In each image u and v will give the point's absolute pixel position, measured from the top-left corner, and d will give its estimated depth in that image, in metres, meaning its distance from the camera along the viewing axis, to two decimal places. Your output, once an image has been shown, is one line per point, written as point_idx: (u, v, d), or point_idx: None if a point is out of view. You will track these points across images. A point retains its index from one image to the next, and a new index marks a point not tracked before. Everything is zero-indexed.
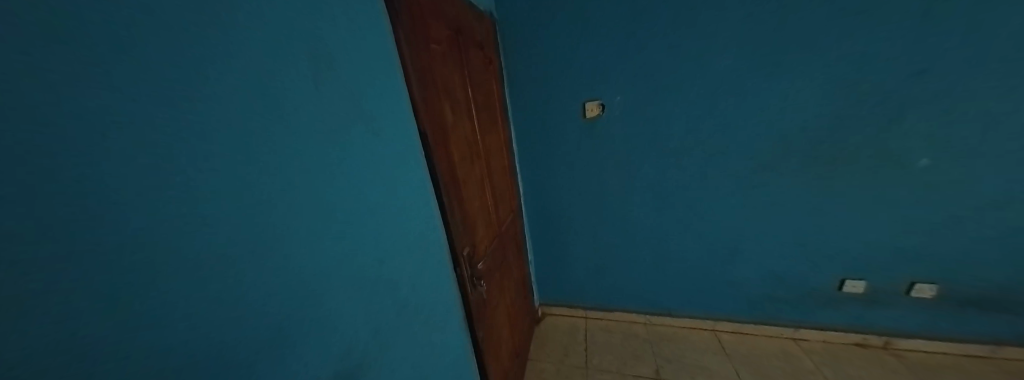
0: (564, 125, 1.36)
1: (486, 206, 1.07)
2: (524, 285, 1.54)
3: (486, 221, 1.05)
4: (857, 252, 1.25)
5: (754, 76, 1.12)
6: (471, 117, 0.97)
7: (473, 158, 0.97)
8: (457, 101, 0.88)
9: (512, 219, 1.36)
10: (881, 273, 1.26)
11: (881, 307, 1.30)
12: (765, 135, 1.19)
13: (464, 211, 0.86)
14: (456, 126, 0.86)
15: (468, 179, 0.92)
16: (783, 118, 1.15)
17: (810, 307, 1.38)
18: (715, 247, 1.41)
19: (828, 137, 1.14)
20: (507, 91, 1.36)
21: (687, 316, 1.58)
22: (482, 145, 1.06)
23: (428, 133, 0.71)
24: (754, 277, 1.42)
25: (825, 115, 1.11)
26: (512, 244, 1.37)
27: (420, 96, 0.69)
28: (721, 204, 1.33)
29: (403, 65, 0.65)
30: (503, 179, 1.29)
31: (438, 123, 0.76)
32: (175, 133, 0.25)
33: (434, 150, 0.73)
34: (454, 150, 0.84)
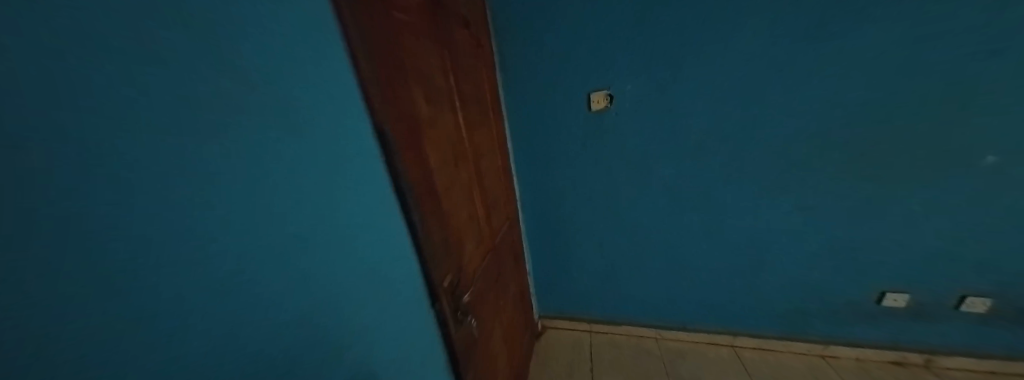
0: (566, 118, 1.18)
1: (476, 217, 0.89)
2: (523, 300, 1.38)
3: (477, 235, 0.89)
4: (898, 260, 1.11)
5: (790, 59, 0.96)
6: (454, 110, 0.79)
7: (458, 161, 0.79)
8: (434, 91, 0.70)
9: (507, 229, 1.18)
10: (927, 285, 1.11)
11: (925, 322, 1.15)
12: (801, 129, 1.03)
13: (445, 230, 0.68)
14: (433, 122, 0.68)
15: (452, 188, 0.74)
16: (821, 109, 1.00)
17: (845, 322, 1.23)
18: (736, 255, 1.26)
19: (873, 130, 0.99)
20: (501, 80, 1.17)
21: (703, 330, 1.44)
22: (470, 144, 0.89)
23: (391, 132, 0.53)
24: (779, 288, 1.27)
25: (871, 105, 0.96)
26: (512, 254, 1.23)
27: (380, 82, 0.51)
28: (746, 207, 1.18)
29: (351, 33, 0.45)
30: (498, 183, 1.11)
31: (408, 117, 0.58)
32: (67, 140, 0.16)
33: (398, 154, 0.54)
34: (431, 153, 0.65)
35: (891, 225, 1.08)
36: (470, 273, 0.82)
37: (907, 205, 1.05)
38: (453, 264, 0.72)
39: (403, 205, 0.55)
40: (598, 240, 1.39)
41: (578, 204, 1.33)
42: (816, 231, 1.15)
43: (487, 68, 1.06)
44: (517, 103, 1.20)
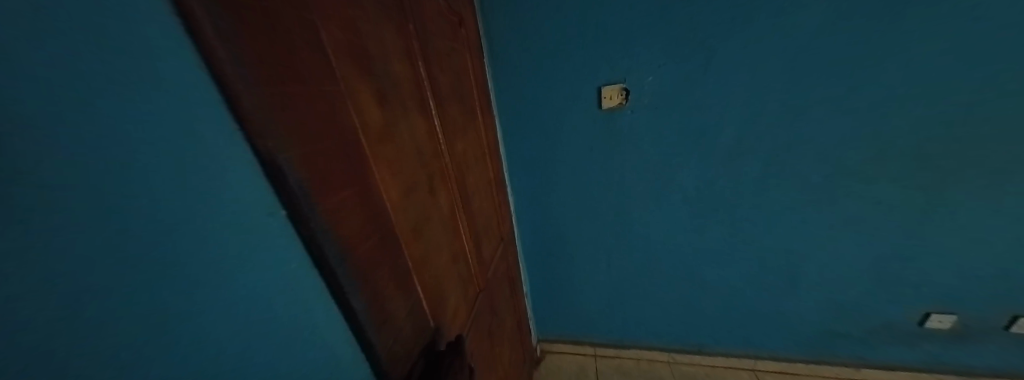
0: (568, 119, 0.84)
1: (460, 255, 0.68)
2: (519, 339, 1.15)
3: (462, 278, 0.67)
4: (951, 280, 0.97)
5: (857, 43, 0.74)
6: (424, 114, 0.57)
7: (431, 187, 0.56)
8: (389, 86, 0.47)
9: (501, 256, 0.96)
10: (979, 307, 0.98)
11: (969, 344, 1.04)
12: (861, 132, 0.83)
13: (413, 292, 0.47)
14: (389, 136, 0.45)
15: (422, 228, 0.52)
16: (889, 107, 0.79)
17: (878, 343, 1.11)
18: (764, 274, 1.10)
19: (950, 133, 0.79)
20: (488, 67, 0.95)
21: (720, 352, 1.29)
22: (450, 159, 0.66)
23: (308, 164, 0.30)
24: (810, 309, 1.12)
25: (953, 101, 0.76)
26: (505, 288, 1.00)
27: (276, 73, 0.28)
28: (782, 223, 1.00)
29: None
30: (488, 202, 0.89)
31: (338, 134, 0.35)
32: None
33: (324, 202, 0.31)
34: (382, 184, 0.42)
35: (952, 244, 0.92)
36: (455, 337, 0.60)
37: (974, 220, 0.88)
38: (428, 338, 0.51)
39: (340, 286, 0.33)
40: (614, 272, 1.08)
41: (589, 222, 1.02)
42: (863, 249, 0.98)
43: (470, 54, 0.82)
44: (510, 97, 0.98)
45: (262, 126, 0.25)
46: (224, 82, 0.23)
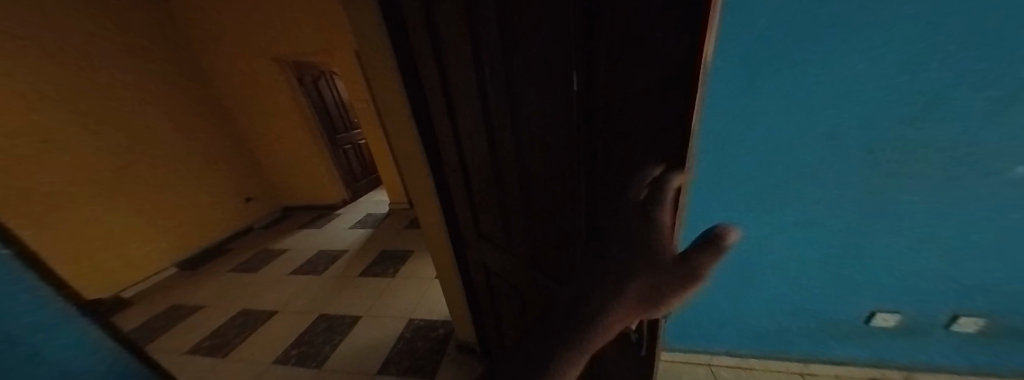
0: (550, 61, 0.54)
1: (486, 240, 1.01)
2: (485, 298, 1.22)
3: (486, 252, 1.03)
4: (898, 284, 0.95)
5: (816, 28, 0.68)
6: (487, 72, 0.67)
7: (460, 181, 0.97)
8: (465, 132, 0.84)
9: (479, 226, 1.02)
10: (922, 308, 0.97)
11: (910, 341, 1.05)
12: (825, 130, 0.77)
13: (460, 220, 1.11)
14: (450, 154, 0.94)
15: (457, 195, 1.03)
16: (851, 105, 0.73)
17: (827, 340, 1.12)
18: (722, 274, 1.08)
19: (915, 132, 0.73)
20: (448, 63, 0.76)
21: (680, 347, 1.31)
22: (460, 121, 0.83)
23: (439, 164, 1.03)
24: (763, 309, 1.12)
25: (915, 99, 0.70)
26: (481, 252, 1.07)
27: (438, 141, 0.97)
28: (748, 222, 0.95)
29: (420, 113, 0.95)
30: (490, 181, 0.84)
31: (443, 97, 0.83)
32: None
33: (443, 175, 1.05)
34: (445, 169, 1.02)
35: (900, 249, 0.89)
36: (463, 248, 1.19)
37: (931, 224, 0.84)
38: (466, 246, 1.15)
39: (444, 197, 1.10)
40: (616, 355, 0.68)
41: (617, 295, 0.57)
42: (824, 253, 0.95)
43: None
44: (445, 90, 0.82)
45: (436, 157, 1.02)
46: (427, 143, 1.00)
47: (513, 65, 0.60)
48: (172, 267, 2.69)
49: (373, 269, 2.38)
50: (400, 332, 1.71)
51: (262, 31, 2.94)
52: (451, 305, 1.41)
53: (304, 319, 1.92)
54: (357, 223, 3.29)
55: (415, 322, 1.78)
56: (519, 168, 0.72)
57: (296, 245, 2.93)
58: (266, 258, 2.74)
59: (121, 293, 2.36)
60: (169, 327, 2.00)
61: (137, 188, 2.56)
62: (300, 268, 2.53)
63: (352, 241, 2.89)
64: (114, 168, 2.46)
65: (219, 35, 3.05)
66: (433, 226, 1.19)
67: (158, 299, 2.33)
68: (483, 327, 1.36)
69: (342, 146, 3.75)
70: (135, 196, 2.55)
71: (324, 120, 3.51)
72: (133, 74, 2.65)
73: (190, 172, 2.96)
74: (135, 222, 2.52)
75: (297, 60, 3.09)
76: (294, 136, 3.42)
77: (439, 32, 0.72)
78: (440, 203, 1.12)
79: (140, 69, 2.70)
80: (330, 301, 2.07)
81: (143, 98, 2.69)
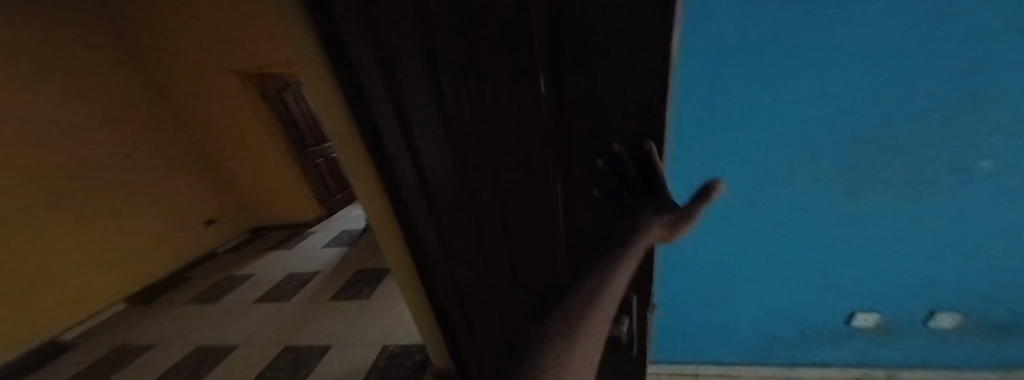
0: (511, 58, 0.42)
1: (457, 262, 0.91)
2: (461, 325, 1.12)
3: (458, 275, 0.93)
4: (874, 283, 0.93)
5: (800, 20, 0.61)
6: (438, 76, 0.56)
7: (421, 201, 0.88)
8: (420, 150, 0.75)
9: (446, 246, 0.92)
10: (899, 306, 0.96)
11: (891, 338, 1.03)
12: (808, 128, 0.72)
13: (424, 243, 1.00)
14: (406, 175, 0.85)
15: (421, 216, 0.93)
16: (834, 103, 0.68)
17: (812, 343, 1.09)
18: (703, 284, 1.03)
19: (897, 127, 0.68)
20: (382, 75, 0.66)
21: (665, 360, 1.26)
22: (412, 136, 0.72)
23: (394, 187, 0.92)
24: (745, 316, 1.08)
25: (900, 91, 0.64)
26: (450, 273, 0.97)
27: (389, 162, 0.87)
28: (731, 225, 0.90)
29: (363, 133, 0.84)
30: (456, 200, 0.75)
31: (387, 113, 0.74)
32: None
33: (399, 197, 0.94)
34: (401, 190, 0.92)
35: (871, 249, 0.87)
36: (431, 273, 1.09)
37: (907, 222, 0.81)
38: (435, 271, 1.05)
39: (404, 221, 0.99)
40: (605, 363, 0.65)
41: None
42: (805, 256, 0.91)
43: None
44: (385, 105, 0.72)
45: (391, 180, 0.91)
46: (378, 165, 0.90)
47: (462, 64, 0.50)
48: (121, 302, 2.43)
49: (348, 290, 2.24)
50: (374, 361, 1.59)
51: (222, 41, 2.77)
52: (425, 331, 1.30)
53: (269, 353, 1.75)
54: (332, 240, 3.12)
55: (391, 348, 1.65)
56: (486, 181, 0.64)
57: (264, 269, 2.72)
58: (230, 285, 2.53)
59: (60, 337, 2.11)
60: (114, 373, 1.78)
61: (81, 217, 2.32)
62: (268, 294, 2.34)
63: (326, 261, 2.72)
64: (59, 194, 2.22)
65: (174, 47, 2.85)
66: (398, 250, 1.09)
67: (103, 340, 2.09)
68: (462, 355, 1.25)
69: (314, 160, 3.55)
70: (80, 225, 2.31)
71: (293, 134, 3.31)
72: (74, 90, 2.40)
73: (142, 195, 2.71)
74: (76, 256, 2.26)
75: (259, 71, 2.92)
76: (260, 151, 3.21)
77: (369, 42, 0.63)
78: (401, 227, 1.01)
79: (82, 84, 2.45)
80: (300, 330, 1.91)
81: (87, 116, 2.44)
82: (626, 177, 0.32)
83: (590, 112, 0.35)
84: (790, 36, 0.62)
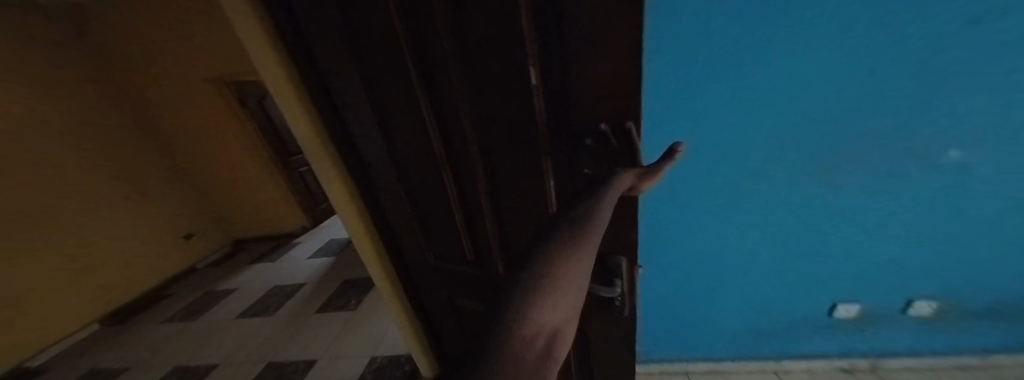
0: (495, 52, 0.42)
1: (438, 267, 0.87)
2: (448, 331, 1.09)
3: (441, 279, 0.90)
4: (854, 274, 0.94)
5: (772, 15, 0.60)
6: (413, 78, 0.54)
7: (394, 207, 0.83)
8: (389, 153, 0.71)
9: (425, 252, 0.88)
10: (878, 296, 0.97)
11: (873, 328, 1.04)
12: (786, 122, 0.71)
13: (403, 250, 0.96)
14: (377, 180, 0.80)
15: (394, 224, 0.87)
16: (808, 94, 0.67)
17: (797, 336, 1.10)
18: (689, 281, 1.03)
19: (872, 118, 0.68)
20: (341, 76, 0.62)
21: (655, 358, 1.25)
22: (381, 138, 0.69)
23: (369, 191, 0.89)
24: (732, 312, 1.08)
25: (874, 82, 0.64)
26: (435, 282, 0.93)
27: (361, 167, 0.83)
28: (717, 222, 0.89)
29: (332, 137, 0.80)
30: (432, 200, 0.72)
31: (351, 117, 0.69)
32: None
33: (376, 202, 0.90)
34: (375, 196, 0.88)
35: (849, 241, 0.88)
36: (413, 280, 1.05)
37: (881, 213, 0.82)
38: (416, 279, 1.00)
39: (384, 224, 0.95)
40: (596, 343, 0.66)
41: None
42: (788, 248, 0.92)
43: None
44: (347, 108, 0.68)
45: (365, 184, 0.88)
46: (350, 170, 0.86)
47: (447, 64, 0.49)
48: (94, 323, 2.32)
49: (334, 302, 2.18)
50: (361, 373, 1.54)
51: (198, 50, 2.69)
52: (411, 341, 1.26)
53: (251, 371, 1.68)
54: (319, 250, 3.04)
55: (378, 359, 1.60)
56: (467, 174, 0.63)
57: (247, 283, 2.64)
58: (211, 301, 2.44)
59: (27, 363, 1.99)
60: None
61: (47, 236, 2.19)
62: (251, 308, 2.26)
63: (312, 272, 2.65)
64: (21, 213, 2.10)
65: (148, 56, 2.76)
66: (375, 260, 1.04)
67: (74, 364, 1.99)
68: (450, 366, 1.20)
69: (299, 169, 3.47)
70: (47, 245, 2.19)
71: (275, 142, 3.23)
72: (42, 100, 2.29)
73: (116, 210, 2.60)
74: (44, 277, 2.14)
75: (238, 79, 2.85)
76: (240, 161, 3.11)
77: (324, 40, 0.58)
78: (379, 233, 0.97)
79: (47, 95, 2.34)
80: (283, 345, 1.85)
81: (54, 128, 2.33)
82: (612, 148, 0.42)
83: (577, 80, 0.40)
84: (764, 33, 0.62)
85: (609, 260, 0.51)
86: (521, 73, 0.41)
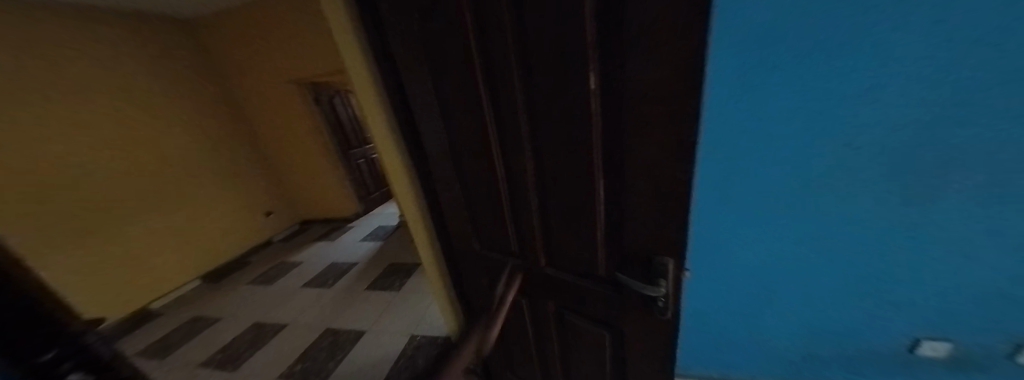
0: (557, 59, 0.47)
1: (481, 256, 0.94)
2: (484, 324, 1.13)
3: (484, 267, 0.96)
4: (944, 308, 0.82)
5: (847, 15, 0.63)
6: (477, 82, 0.61)
7: (447, 197, 0.91)
8: (448, 148, 0.78)
9: (470, 241, 0.95)
10: (977, 337, 0.84)
11: (969, 374, 0.90)
12: (864, 124, 0.69)
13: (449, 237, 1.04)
14: (433, 171, 0.89)
15: (445, 212, 0.96)
16: (891, 95, 0.65)
17: (867, 371, 0.98)
18: (741, 291, 0.99)
19: (971, 120, 0.63)
20: (414, 77, 0.72)
21: (695, 372, 1.20)
22: (442, 134, 0.77)
23: (425, 182, 0.98)
24: (788, 331, 1.00)
25: (976, 86, 0.60)
26: (477, 270, 1.00)
27: (421, 159, 0.93)
28: (780, 227, 0.86)
29: (400, 130, 0.92)
30: (483, 192, 0.78)
31: (418, 115, 0.79)
32: None
33: (428, 192, 0.99)
34: (431, 185, 0.97)
35: (938, 268, 0.78)
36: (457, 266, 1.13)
37: (995, 240, 0.71)
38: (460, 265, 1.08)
39: (434, 214, 1.04)
40: (635, 342, 0.66)
41: (628, 257, 0.56)
42: (866, 268, 0.83)
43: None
44: (416, 105, 0.77)
45: (422, 176, 0.97)
46: (411, 161, 0.97)
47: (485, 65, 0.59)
48: (195, 280, 2.82)
49: (381, 282, 2.40)
50: (403, 349, 1.69)
51: (281, 54, 3.09)
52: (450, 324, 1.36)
53: (312, 334, 1.93)
54: (369, 235, 3.36)
55: (418, 338, 1.74)
56: (516, 172, 0.67)
57: (311, 258, 3.02)
58: (282, 270, 2.84)
59: (149, 307, 2.50)
60: (186, 341, 2.06)
61: (171, 205, 2.75)
62: (313, 280, 2.58)
63: (362, 254, 2.93)
64: (154, 187, 2.65)
65: (241, 59, 3.21)
66: (427, 242, 1.15)
67: (182, 311, 2.44)
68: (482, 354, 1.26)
69: (356, 161, 3.88)
70: (171, 213, 2.74)
71: (337, 136, 3.62)
72: (169, 97, 2.84)
73: (218, 187, 3.14)
74: (164, 237, 2.67)
75: (314, 80, 3.27)
76: (310, 152, 3.56)
77: (404, 48, 0.69)
78: (430, 219, 1.07)
79: (178, 94, 2.91)
80: (338, 315, 2.08)
81: (180, 119, 2.89)
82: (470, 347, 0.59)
83: (631, 90, 0.44)
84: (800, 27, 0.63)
85: (655, 261, 0.52)
86: (581, 77, 0.46)
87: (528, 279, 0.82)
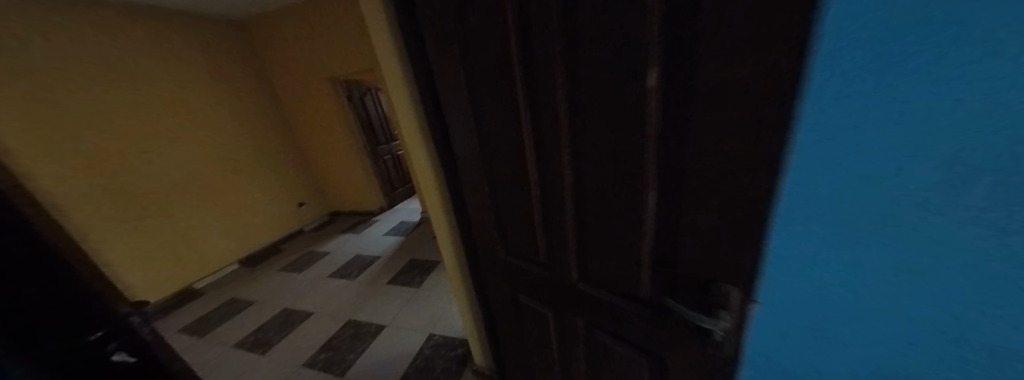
0: (611, 53, 0.42)
1: (506, 262, 0.89)
2: (505, 331, 1.08)
3: (507, 274, 0.91)
4: None
5: None
6: (515, 76, 0.56)
7: (473, 199, 0.87)
8: (478, 147, 0.74)
9: (494, 244, 0.90)
10: None
11: None
12: None
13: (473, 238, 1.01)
14: (461, 170, 0.86)
15: (471, 213, 0.92)
16: None
17: None
18: None
19: None
20: (448, 72, 0.68)
21: None
22: (471, 132, 0.73)
23: (451, 180, 0.95)
24: None
25: None
26: (501, 277, 0.95)
27: (449, 158, 0.90)
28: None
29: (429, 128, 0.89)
30: (512, 195, 0.73)
31: (449, 111, 0.75)
32: None
33: (455, 191, 0.96)
34: (457, 184, 0.94)
35: None
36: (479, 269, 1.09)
37: None
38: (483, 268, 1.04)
39: (460, 214, 1.01)
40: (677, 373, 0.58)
41: (680, 281, 0.48)
42: None
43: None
44: (448, 101, 0.74)
45: (449, 175, 0.94)
46: (439, 160, 0.94)
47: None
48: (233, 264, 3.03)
49: (402, 277, 2.44)
50: (420, 347, 1.68)
51: (318, 53, 3.24)
52: (469, 326, 1.33)
53: (336, 324, 1.99)
54: (392, 229, 3.44)
55: (435, 338, 1.73)
56: (550, 176, 0.62)
57: (337, 249, 3.14)
58: (311, 259, 2.97)
59: (194, 285, 2.73)
60: (223, 321, 2.20)
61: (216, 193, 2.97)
62: (338, 271, 2.67)
63: (385, 248, 3.00)
64: (202, 175, 2.87)
65: (283, 58, 3.40)
66: (451, 243, 1.12)
67: (221, 292, 2.62)
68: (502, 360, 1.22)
69: (383, 157, 4.01)
70: (216, 200, 2.96)
71: (366, 132, 3.75)
72: (219, 92, 3.06)
73: (258, 177, 3.34)
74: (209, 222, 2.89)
75: (347, 78, 3.40)
76: (341, 147, 3.71)
77: (439, 41, 0.66)
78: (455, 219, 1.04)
79: (226, 89, 3.12)
80: (360, 308, 2.13)
81: (227, 113, 3.10)
82: None
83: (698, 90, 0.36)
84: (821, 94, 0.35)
85: (714, 288, 0.44)
86: (635, 72, 0.40)
87: (557, 291, 0.76)
